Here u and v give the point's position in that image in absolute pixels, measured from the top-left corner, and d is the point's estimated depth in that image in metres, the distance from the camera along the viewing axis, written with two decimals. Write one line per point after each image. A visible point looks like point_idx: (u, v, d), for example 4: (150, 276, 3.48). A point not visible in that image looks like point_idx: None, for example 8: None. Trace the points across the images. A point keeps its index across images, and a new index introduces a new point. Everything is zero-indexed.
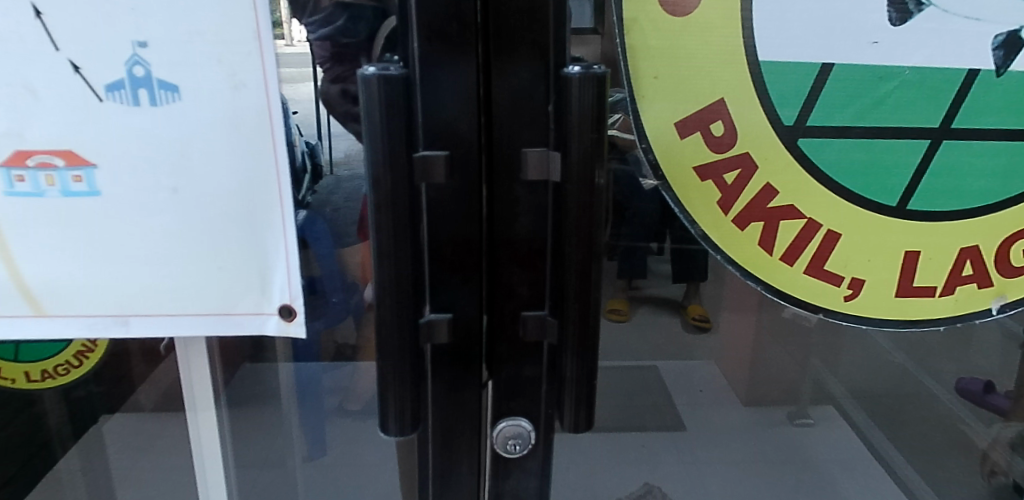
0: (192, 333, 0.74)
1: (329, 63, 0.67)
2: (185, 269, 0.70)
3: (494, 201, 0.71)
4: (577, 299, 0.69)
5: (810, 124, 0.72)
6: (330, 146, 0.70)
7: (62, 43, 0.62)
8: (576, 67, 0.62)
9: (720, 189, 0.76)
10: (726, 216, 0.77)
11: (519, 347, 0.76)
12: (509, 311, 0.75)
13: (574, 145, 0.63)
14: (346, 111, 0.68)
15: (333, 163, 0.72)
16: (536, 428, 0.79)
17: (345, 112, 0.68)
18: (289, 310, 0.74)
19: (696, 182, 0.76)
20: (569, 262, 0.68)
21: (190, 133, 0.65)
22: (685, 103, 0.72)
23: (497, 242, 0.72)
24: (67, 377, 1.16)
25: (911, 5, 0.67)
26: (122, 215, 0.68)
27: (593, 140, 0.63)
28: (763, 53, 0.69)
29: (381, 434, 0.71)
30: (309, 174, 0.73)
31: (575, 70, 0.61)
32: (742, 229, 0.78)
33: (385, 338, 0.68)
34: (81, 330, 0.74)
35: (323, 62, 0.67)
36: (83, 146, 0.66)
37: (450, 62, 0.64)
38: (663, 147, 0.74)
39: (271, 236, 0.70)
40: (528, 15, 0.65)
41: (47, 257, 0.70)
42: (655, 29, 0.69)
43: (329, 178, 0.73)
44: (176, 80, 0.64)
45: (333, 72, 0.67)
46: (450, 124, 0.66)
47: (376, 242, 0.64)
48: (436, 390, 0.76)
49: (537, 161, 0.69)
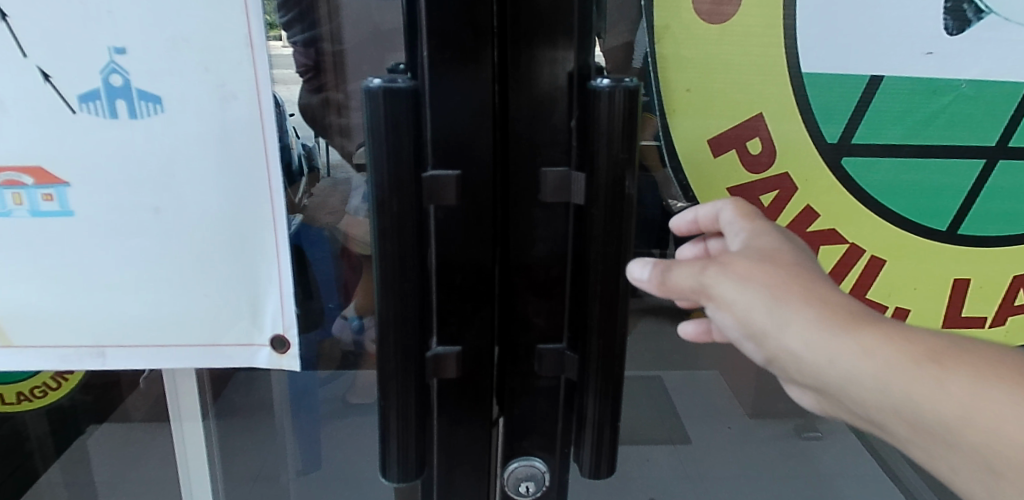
0: (176, 365, 0.68)
1: (314, 72, 0.63)
2: (167, 299, 0.64)
3: (509, 224, 0.64)
4: (601, 334, 0.62)
5: (855, 142, 0.66)
6: (328, 149, 0.67)
7: (30, 49, 0.56)
8: (604, 80, 0.56)
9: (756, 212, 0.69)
10: None
11: (535, 383, 0.70)
12: (524, 345, 0.68)
13: (600, 166, 0.57)
14: (334, 125, 0.66)
15: (330, 166, 0.68)
16: (550, 469, 0.73)
17: (333, 126, 0.66)
18: (283, 342, 0.67)
19: None
20: (592, 294, 0.61)
21: (174, 149, 0.59)
22: (720, 118, 0.65)
23: (512, 268, 0.66)
24: (45, 399, 1.09)
25: (969, 13, 0.61)
26: (97, 238, 0.61)
27: (623, 160, 0.57)
28: (806, 64, 0.62)
29: (381, 480, 0.64)
30: (304, 177, 0.68)
31: (604, 83, 0.55)
32: None
33: (387, 378, 0.61)
34: (53, 362, 0.67)
35: (306, 70, 0.63)
36: (55, 163, 0.59)
37: (463, 73, 0.58)
38: (695, 166, 0.68)
39: (263, 259, 0.64)
40: (548, 22, 0.59)
41: (14, 283, 0.63)
42: (689, 36, 0.62)
43: (325, 182, 0.69)
44: (159, 90, 0.57)
45: (319, 82, 0.63)
46: (463, 140, 0.60)
47: (379, 272, 0.58)
48: (441, 427, 0.69)
49: (558, 181, 0.63)
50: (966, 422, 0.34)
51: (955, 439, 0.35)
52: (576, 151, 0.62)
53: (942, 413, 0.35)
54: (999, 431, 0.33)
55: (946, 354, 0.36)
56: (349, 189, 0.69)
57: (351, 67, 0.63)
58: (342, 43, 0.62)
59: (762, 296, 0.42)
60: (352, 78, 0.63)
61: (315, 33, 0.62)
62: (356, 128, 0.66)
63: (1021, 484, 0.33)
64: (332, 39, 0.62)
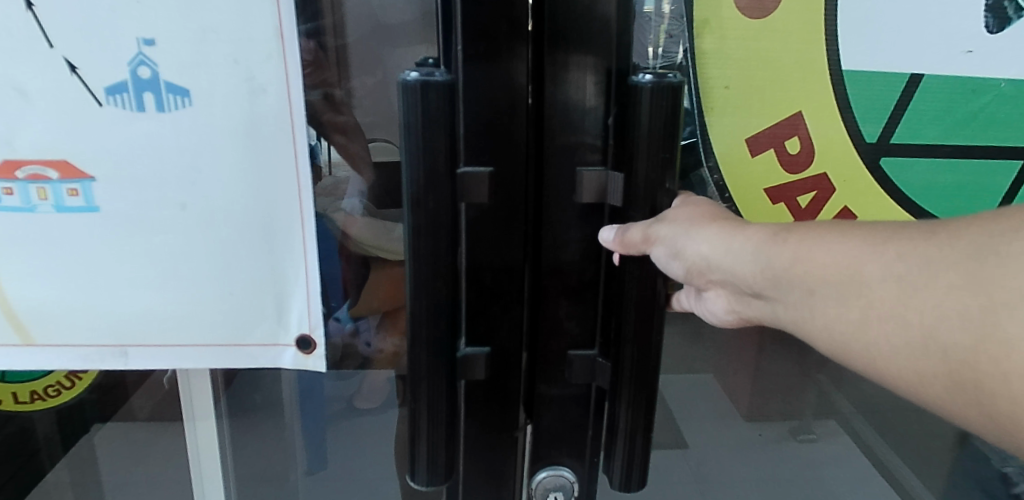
0: (199, 364, 0.66)
1: (314, 67, 0.58)
2: (192, 296, 0.62)
3: (538, 228, 0.63)
4: (636, 342, 0.61)
5: (893, 141, 0.64)
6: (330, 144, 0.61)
7: (57, 39, 0.54)
8: (646, 75, 0.55)
9: (793, 214, 0.68)
10: None
11: (564, 390, 0.69)
12: (553, 351, 0.68)
13: (640, 167, 0.57)
14: (331, 121, 0.61)
15: (331, 165, 0.62)
16: (579, 479, 0.72)
17: (331, 121, 0.61)
18: (308, 341, 0.66)
19: (768, 205, 0.68)
20: (629, 299, 0.60)
21: (202, 144, 0.58)
22: (759, 117, 0.64)
23: (544, 271, 0.65)
24: (58, 398, 1.10)
25: (1009, 11, 0.60)
26: (122, 234, 0.60)
27: (664, 161, 0.56)
28: (847, 61, 0.61)
29: (409, 482, 0.63)
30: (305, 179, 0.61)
31: (646, 78, 0.54)
32: None
33: (416, 378, 0.60)
34: (75, 361, 0.66)
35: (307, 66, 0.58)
36: (81, 156, 0.58)
37: (499, 67, 0.57)
38: (731, 165, 0.66)
39: (291, 258, 0.62)
40: (584, 19, 0.58)
41: (35, 280, 0.62)
42: (730, 30, 0.61)
43: (325, 184, 0.62)
44: (187, 82, 0.56)
45: (320, 76, 0.59)
46: (496, 136, 0.59)
47: (411, 270, 0.57)
48: (469, 430, 0.68)
49: (593, 184, 0.62)
50: (797, 265, 0.46)
51: (794, 281, 0.46)
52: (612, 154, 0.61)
53: (780, 261, 0.47)
54: (816, 260, 0.45)
55: (791, 229, 0.47)
56: (350, 188, 0.63)
57: (354, 62, 0.59)
58: (345, 37, 0.59)
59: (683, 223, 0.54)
60: (355, 74, 0.59)
61: (316, 25, 0.57)
62: (359, 126, 0.61)
63: (829, 292, 0.44)
64: (335, 32, 0.58)
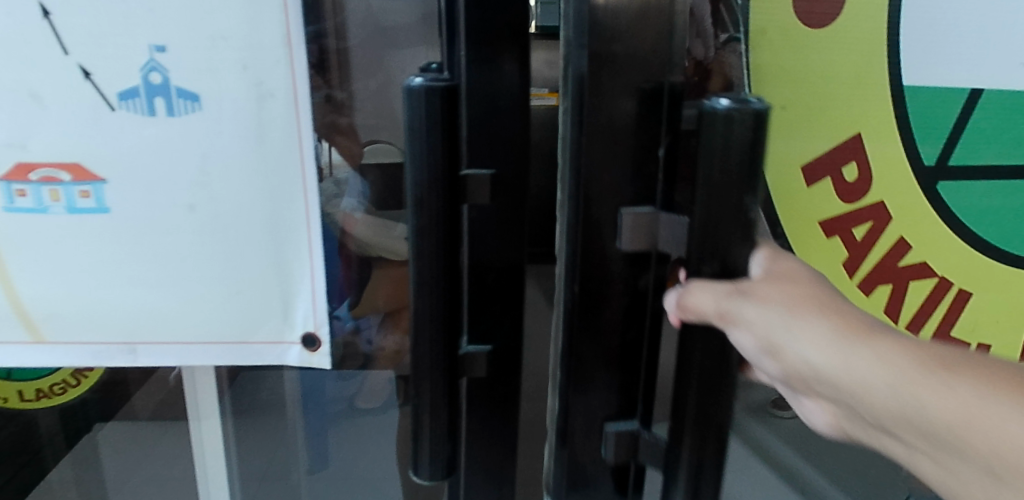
0: (206, 362, 0.68)
1: (317, 70, 0.59)
2: (201, 295, 0.64)
3: (578, 280, 0.56)
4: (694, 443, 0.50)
5: (952, 163, 0.56)
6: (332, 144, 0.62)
7: (72, 47, 0.56)
8: (722, 98, 0.43)
9: (846, 246, 0.62)
10: (850, 278, 0.63)
11: (602, 466, 0.61)
12: (588, 415, 0.60)
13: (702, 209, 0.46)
14: (332, 123, 0.61)
15: (333, 166, 0.63)
16: None
17: (330, 123, 0.61)
18: (314, 340, 0.67)
19: (820, 237, 0.63)
20: (693, 367, 0.49)
21: (211, 147, 0.59)
22: (819, 136, 0.61)
23: (580, 332, 0.58)
24: (64, 396, 1.08)
25: None
26: (132, 235, 0.61)
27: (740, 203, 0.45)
28: (909, 75, 0.56)
29: (412, 477, 0.64)
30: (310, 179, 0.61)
31: (723, 101, 0.43)
32: (867, 294, 0.62)
33: (420, 375, 0.61)
34: (85, 358, 0.67)
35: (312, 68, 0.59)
36: (92, 159, 0.59)
37: (498, 72, 0.59)
38: (781, 190, 0.63)
39: (296, 258, 0.64)
40: (636, 48, 0.51)
41: (48, 280, 0.63)
42: (785, 36, 0.59)
43: (327, 184, 0.63)
44: (197, 88, 0.58)
45: (319, 79, 0.59)
46: (498, 139, 0.61)
47: (415, 268, 0.58)
48: (471, 426, 0.69)
49: (641, 229, 0.55)
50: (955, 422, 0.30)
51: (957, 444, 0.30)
52: (666, 186, 0.53)
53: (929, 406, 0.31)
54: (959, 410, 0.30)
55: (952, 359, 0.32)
56: (348, 189, 0.65)
57: (356, 65, 0.60)
58: (347, 40, 0.60)
59: (778, 310, 0.39)
60: (356, 77, 0.61)
61: (320, 28, 0.58)
62: (360, 128, 0.62)
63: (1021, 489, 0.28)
64: (337, 34, 0.59)
